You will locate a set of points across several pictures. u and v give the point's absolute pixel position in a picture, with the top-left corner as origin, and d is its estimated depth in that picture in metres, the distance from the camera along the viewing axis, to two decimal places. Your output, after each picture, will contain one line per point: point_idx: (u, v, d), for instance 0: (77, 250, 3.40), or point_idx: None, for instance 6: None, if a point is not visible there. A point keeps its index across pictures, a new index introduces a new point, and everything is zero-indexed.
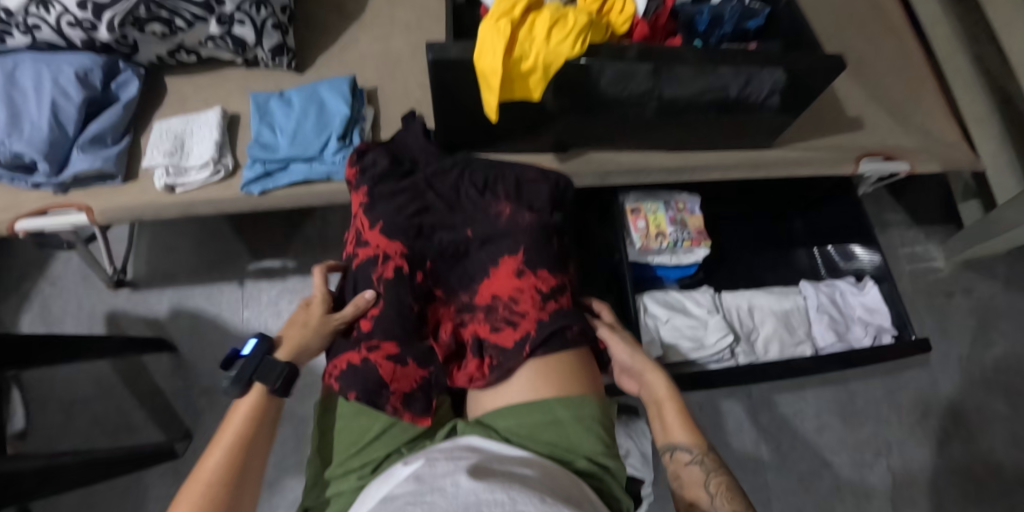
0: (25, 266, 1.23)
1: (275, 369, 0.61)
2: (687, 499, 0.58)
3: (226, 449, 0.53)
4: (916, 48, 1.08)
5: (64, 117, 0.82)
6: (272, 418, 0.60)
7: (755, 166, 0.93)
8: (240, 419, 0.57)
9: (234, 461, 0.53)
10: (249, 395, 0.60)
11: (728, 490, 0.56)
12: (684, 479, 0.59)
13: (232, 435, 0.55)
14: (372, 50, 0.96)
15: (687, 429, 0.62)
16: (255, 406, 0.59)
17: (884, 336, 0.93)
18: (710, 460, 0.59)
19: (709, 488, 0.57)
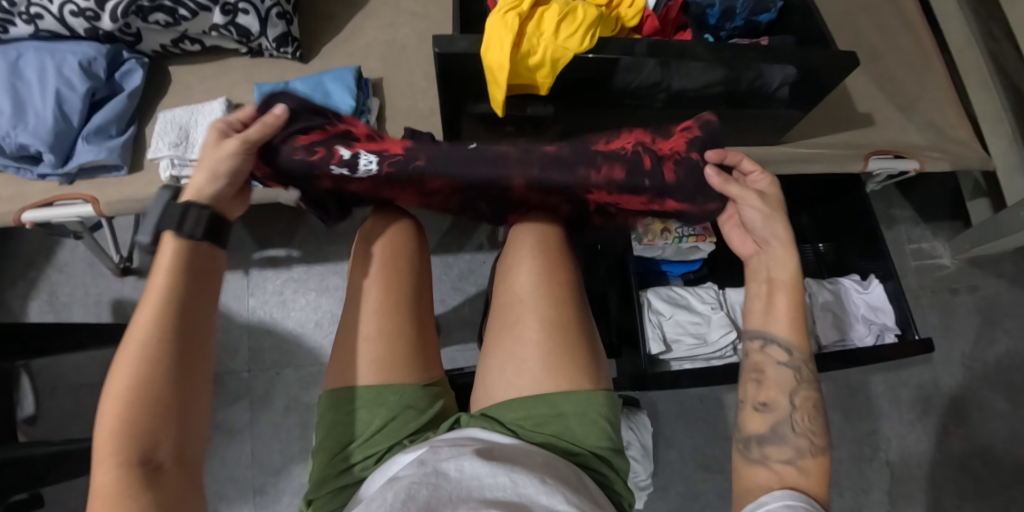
0: (33, 253, 1.23)
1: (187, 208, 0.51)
2: (761, 396, 0.57)
3: (158, 330, 0.44)
4: (930, 43, 1.07)
5: (69, 108, 0.81)
6: (202, 270, 0.50)
7: (764, 162, 0.92)
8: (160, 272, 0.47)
9: (168, 339, 0.44)
10: (164, 248, 0.49)
11: (811, 413, 0.55)
12: (768, 375, 0.57)
13: (160, 303, 0.46)
14: (377, 40, 0.95)
15: (794, 328, 0.58)
16: (178, 265, 0.48)
17: (887, 335, 0.94)
18: (807, 379, 0.57)
19: (792, 400, 0.56)
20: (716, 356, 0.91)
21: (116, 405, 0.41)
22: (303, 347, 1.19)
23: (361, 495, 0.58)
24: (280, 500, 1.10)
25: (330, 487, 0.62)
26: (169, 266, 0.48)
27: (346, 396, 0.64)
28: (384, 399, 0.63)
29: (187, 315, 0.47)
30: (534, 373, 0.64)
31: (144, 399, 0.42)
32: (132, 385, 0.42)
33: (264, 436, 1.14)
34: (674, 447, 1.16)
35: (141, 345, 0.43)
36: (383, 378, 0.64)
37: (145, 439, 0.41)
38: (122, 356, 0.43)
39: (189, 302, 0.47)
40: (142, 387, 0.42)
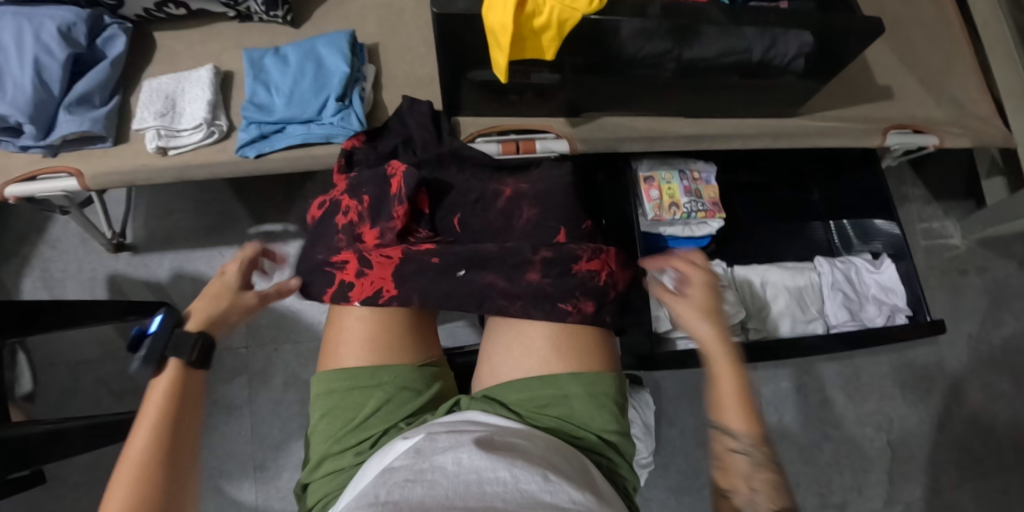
0: (24, 228, 1.20)
1: (187, 341, 0.53)
2: (724, 484, 0.50)
3: (153, 444, 0.45)
4: (954, 13, 1.02)
5: (49, 76, 0.77)
6: (196, 388, 0.52)
7: (778, 135, 0.88)
8: (159, 391, 0.50)
9: (164, 446, 0.45)
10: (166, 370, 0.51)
11: (774, 487, 0.48)
12: (726, 463, 0.50)
13: (154, 421, 0.47)
14: (372, 3, 0.89)
15: (745, 412, 0.51)
16: (178, 383, 0.51)
17: (898, 316, 0.91)
18: (765, 455, 0.50)
19: (751, 484, 0.48)
20: None
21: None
22: (300, 324, 1.17)
23: (357, 481, 0.55)
24: (280, 477, 1.10)
25: (326, 468, 0.60)
26: (165, 389, 0.50)
27: (339, 378, 0.62)
28: (376, 379, 0.61)
29: (181, 428, 0.47)
30: (539, 345, 0.64)
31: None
32: (139, 471, 0.43)
33: (262, 414, 1.12)
34: (676, 426, 1.15)
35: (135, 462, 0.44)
36: (375, 359, 0.63)
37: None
38: (124, 461, 0.44)
39: (183, 419, 0.49)
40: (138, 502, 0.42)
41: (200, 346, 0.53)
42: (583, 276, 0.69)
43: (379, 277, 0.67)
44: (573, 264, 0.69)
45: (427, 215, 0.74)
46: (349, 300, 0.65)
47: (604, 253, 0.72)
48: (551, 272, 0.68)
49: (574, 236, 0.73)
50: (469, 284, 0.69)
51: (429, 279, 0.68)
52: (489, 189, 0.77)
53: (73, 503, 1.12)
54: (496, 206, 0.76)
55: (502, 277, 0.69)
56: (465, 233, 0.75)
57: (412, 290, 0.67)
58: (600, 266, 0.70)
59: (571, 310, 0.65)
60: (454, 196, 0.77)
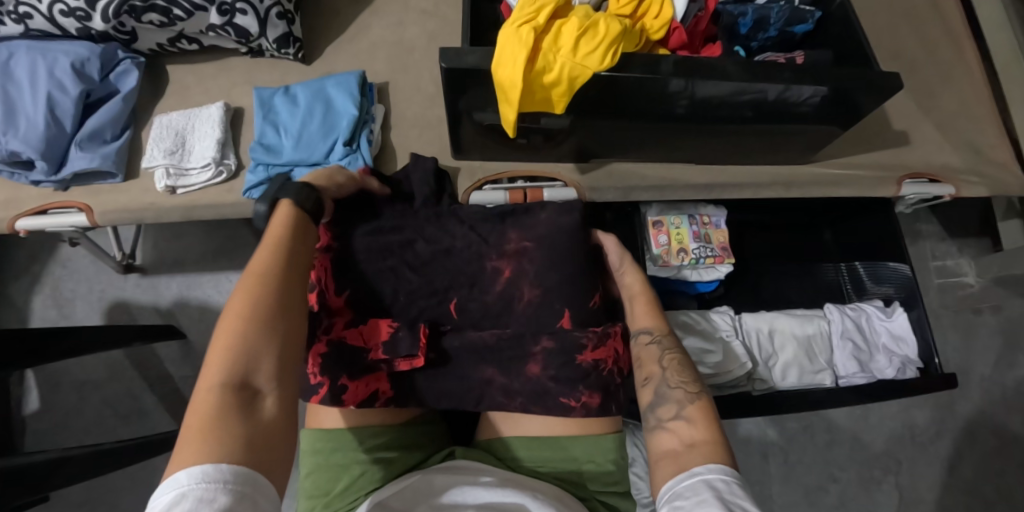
0: (36, 248, 1.22)
1: (300, 191, 0.61)
2: (644, 372, 0.60)
3: (273, 267, 0.53)
4: (973, 54, 1.00)
5: (61, 112, 0.78)
6: (306, 232, 0.59)
7: (789, 184, 0.87)
8: (280, 223, 0.57)
9: (277, 271, 0.52)
10: (279, 210, 0.59)
11: (679, 365, 0.59)
12: (642, 356, 0.61)
13: (273, 252, 0.54)
14: (383, 40, 0.89)
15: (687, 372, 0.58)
16: (292, 223, 0.58)
17: (908, 369, 0.89)
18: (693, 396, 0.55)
19: (662, 364, 0.59)
20: (728, 386, 0.87)
21: (232, 316, 0.48)
22: None
23: None
24: (280, 504, 1.10)
25: None
26: (285, 223, 0.57)
27: (324, 439, 0.62)
28: (360, 442, 0.62)
29: (293, 264, 0.54)
30: (537, 421, 0.65)
31: (254, 319, 0.48)
32: (255, 287, 0.50)
33: None
34: None
35: (255, 276, 0.51)
36: (357, 420, 0.64)
37: (244, 368, 0.46)
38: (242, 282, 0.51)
39: (293, 255, 0.55)
40: (255, 306, 0.49)
41: (310, 199, 0.61)
42: (589, 366, 0.64)
43: (374, 378, 0.64)
44: (575, 355, 0.64)
45: (420, 303, 0.70)
46: (344, 403, 0.62)
47: (613, 338, 0.66)
48: (552, 364, 0.65)
49: (581, 319, 0.68)
50: (466, 380, 0.67)
51: (425, 375, 0.67)
52: (487, 269, 0.71)
53: None
54: (495, 288, 0.71)
55: (499, 372, 0.66)
56: (463, 319, 0.71)
57: (406, 390, 0.66)
58: (608, 354, 0.65)
59: (575, 405, 0.63)
60: (450, 279, 0.71)
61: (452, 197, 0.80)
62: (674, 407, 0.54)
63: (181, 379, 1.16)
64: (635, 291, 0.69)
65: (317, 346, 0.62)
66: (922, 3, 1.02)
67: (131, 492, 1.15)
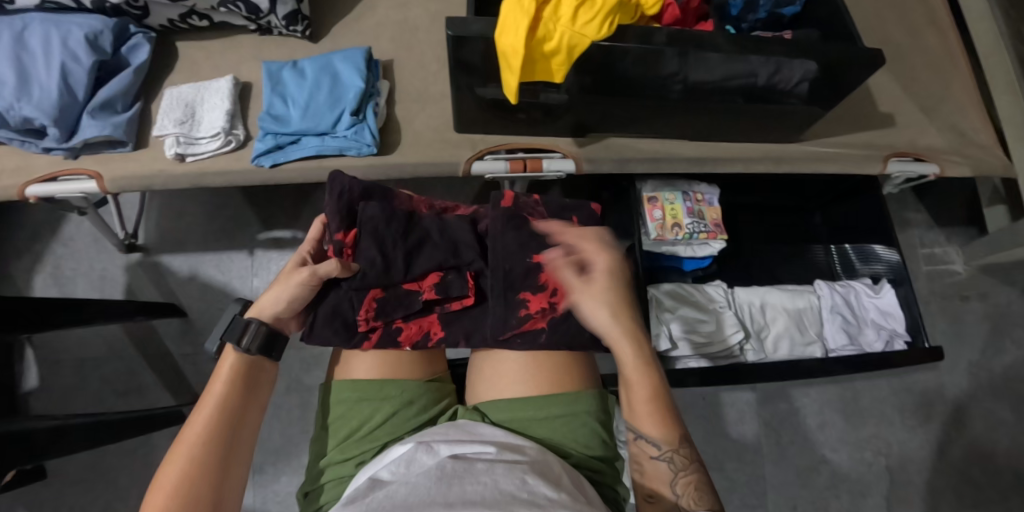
0: (39, 227, 1.23)
1: (239, 327, 0.62)
2: (647, 489, 0.58)
3: (208, 431, 0.56)
4: (957, 44, 1.04)
5: (74, 81, 0.81)
6: (254, 376, 0.63)
7: (780, 160, 0.89)
8: (223, 380, 0.60)
9: (218, 433, 0.56)
10: (225, 361, 0.62)
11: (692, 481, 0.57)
12: (647, 469, 0.58)
13: (214, 408, 0.58)
14: (388, 19, 0.91)
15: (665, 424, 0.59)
16: (236, 374, 0.61)
17: (896, 342, 0.93)
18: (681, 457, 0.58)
19: (675, 487, 0.57)
20: (721, 356, 0.88)
21: (164, 485, 0.52)
22: None
23: (352, 485, 0.59)
24: (278, 482, 1.10)
25: (332, 476, 0.64)
26: (225, 377, 0.61)
27: (350, 389, 0.66)
28: (385, 392, 0.66)
29: (233, 420, 0.58)
30: (516, 379, 0.66)
31: (182, 492, 0.51)
32: (189, 454, 0.54)
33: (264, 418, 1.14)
34: None
35: (190, 440, 0.55)
36: (382, 372, 0.67)
37: None
38: (178, 445, 0.55)
39: (236, 411, 0.59)
40: (184, 483, 0.52)
41: (253, 334, 0.62)
42: None
43: (428, 321, 0.70)
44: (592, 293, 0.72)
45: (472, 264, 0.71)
46: (401, 346, 0.68)
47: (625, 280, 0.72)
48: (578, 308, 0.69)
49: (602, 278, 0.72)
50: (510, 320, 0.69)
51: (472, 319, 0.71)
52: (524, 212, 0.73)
53: (72, 499, 1.13)
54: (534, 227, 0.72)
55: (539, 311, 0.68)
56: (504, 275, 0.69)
57: (457, 331, 0.70)
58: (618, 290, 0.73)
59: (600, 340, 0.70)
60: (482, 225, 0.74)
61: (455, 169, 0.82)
62: (654, 447, 0.59)
63: (181, 357, 1.16)
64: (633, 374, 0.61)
65: (373, 290, 0.68)
66: None
67: (129, 470, 1.15)
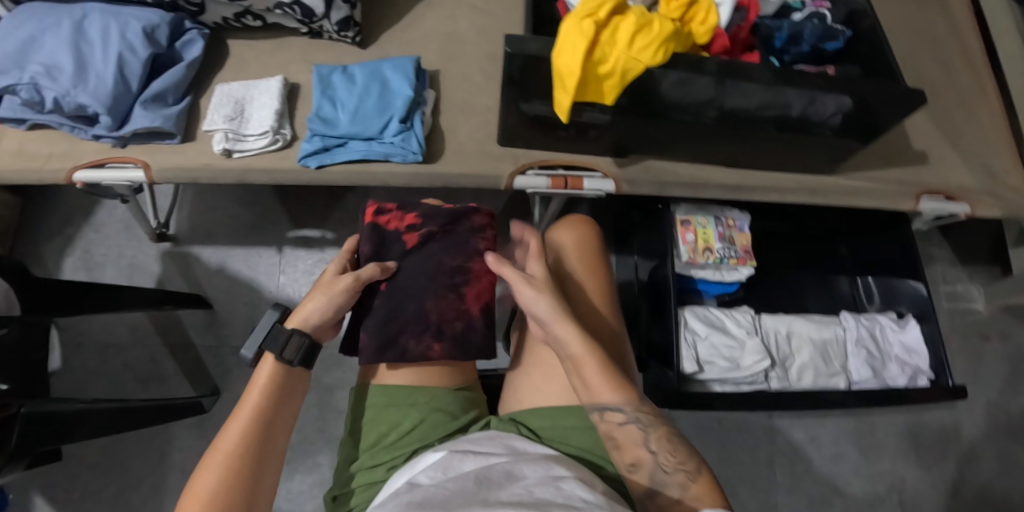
0: (72, 211, 1.25)
1: (280, 339, 0.63)
2: (628, 458, 0.59)
3: (242, 439, 0.56)
4: (992, 86, 1.05)
5: (129, 72, 0.83)
6: (289, 384, 0.63)
7: (815, 191, 0.90)
8: (260, 387, 0.61)
9: (253, 441, 0.56)
10: (263, 368, 0.62)
11: (665, 439, 0.60)
12: (619, 439, 0.60)
13: (250, 415, 0.58)
14: (436, 30, 0.93)
15: (621, 389, 0.61)
16: (273, 383, 0.61)
17: (919, 378, 0.93)
18: (645, 414, 0.60)
19: (651, 448, 0.59)
20: (746, 382, 0.88)
21: (200, 492, 0.52)
22: None
23: (386, 488, 0.60)
24: (292, 479, 1.11)
25: (364, 479, 0.65)
26: (263, 384, 0.61)
27: (379, 395, 0.67)
28: (412, 399, 0.67)
29: (269, 430, 0.58)
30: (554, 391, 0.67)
31: (217, 499, 0.52)
32: (225, 462, 0.54)
33: None
34: None
35: (225, 448, 0.55)
36: (416, 380, 0.68)
37: None
38: (214, 451, 0.55)
39: (271, 419, 0.59)
40: (218, 491, 0.52)
41: (296, 346, 0.63)
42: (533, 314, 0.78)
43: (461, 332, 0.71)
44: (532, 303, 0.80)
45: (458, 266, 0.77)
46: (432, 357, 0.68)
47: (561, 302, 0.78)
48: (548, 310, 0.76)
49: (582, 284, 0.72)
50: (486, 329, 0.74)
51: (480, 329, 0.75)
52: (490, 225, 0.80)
53: (85, 483, 1.13)
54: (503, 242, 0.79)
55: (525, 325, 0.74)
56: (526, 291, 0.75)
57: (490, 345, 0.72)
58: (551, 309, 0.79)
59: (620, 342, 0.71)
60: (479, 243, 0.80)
61: (495, 181, 0.84)
62: (618, 412, 0.60)
63: (203, 348, 1.17)
64: (579, 353, 0.61)
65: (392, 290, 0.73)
66: (946, 34, 1.07)
67: (144, 457, 1.16)
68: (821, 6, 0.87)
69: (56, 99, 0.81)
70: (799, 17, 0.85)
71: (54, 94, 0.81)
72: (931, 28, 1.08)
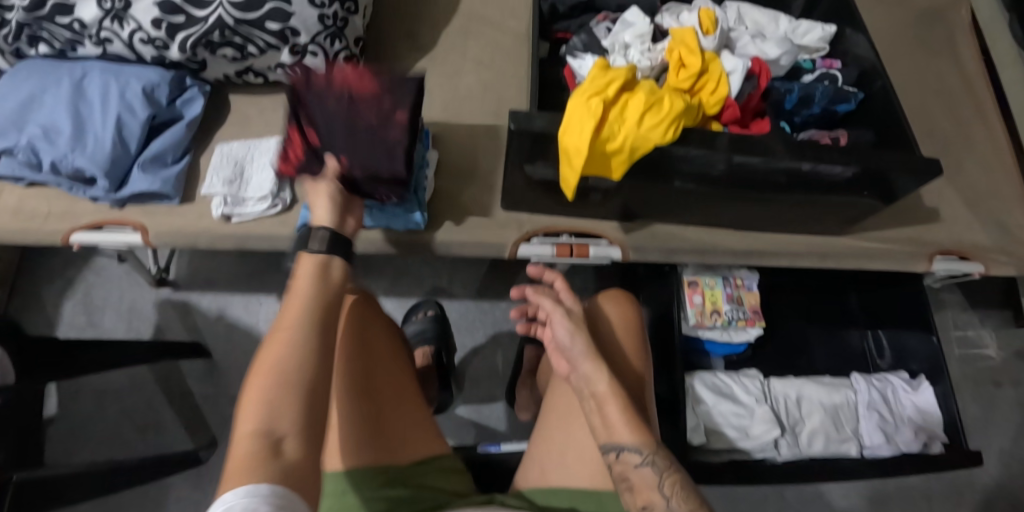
0: (72, 254, 1.23)
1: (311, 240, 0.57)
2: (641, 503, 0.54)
3: (298, 334, 0.49)
4: (1006, 138, 1.03)
5: (127, 133, 0.81)
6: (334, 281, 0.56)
7: (826, 255, 0.88)
8: (309, 278, 0.54)
9: (312, 335, 0.50)
10: (304, 264, 0.56)
11: (680, 484, 0.53)
12: (634, 483, 0.54)
13: (305, 308, 0.51)
14: (440, 86, 0.92)
15: (637, 429, 0.56)
16: (317, 275, 0.55)
17: (934, 442, 0.90)
18: (664, 459, 0.55)
19: (665, 491, 0.53)
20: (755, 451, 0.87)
21: (254, 395, 0.45)
22: None
23: None
24: None
25: None
26: (310, 277, 0.54)
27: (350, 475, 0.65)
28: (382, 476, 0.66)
29: (325, 331, 0.51)
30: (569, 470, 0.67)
31: (275, 397, 0.45)
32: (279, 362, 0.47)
33: None
34: None
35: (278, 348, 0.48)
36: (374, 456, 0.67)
37: (276, 422, 0.44)
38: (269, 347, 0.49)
39: (325, 317, 0.52)
40: (278, 378, 0.46)
41: (321, 239, 0.57)
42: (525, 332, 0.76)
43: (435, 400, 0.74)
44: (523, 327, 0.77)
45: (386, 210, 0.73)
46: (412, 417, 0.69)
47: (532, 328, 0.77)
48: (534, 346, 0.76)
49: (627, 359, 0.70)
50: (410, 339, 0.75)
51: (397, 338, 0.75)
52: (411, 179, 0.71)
53: None
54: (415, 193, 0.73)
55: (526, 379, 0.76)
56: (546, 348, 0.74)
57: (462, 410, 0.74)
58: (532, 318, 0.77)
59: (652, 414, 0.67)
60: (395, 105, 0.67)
61: (498, 248, 0.82)
62: (635, 454, 0.55)
63: (201, 396, 1.16)
64: (605, 391, 0.59)
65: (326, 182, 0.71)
66: (958, 85, 1.06)
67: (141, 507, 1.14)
68: (833, 65, 0.87)
69: (53, 162, 0.80)
70: (811, 77, 0.86)
71: (52, 158, 0.79)
72: (943, 78, 1.07)
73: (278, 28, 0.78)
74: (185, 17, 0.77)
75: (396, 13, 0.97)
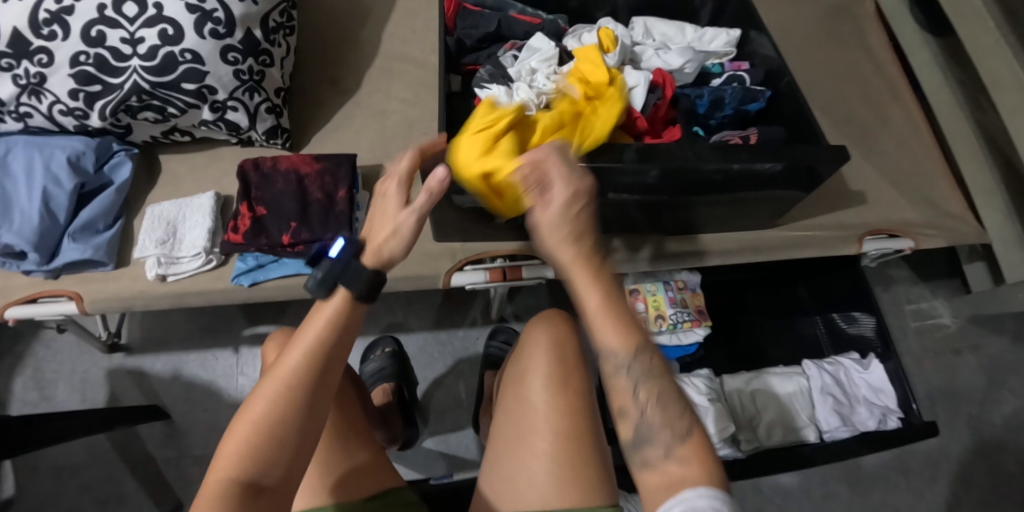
0: (21, 329, 1.21)
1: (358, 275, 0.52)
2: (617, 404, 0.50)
3: (296, 374, 0.49)
4: (920, 117, 1.08)
5: (55, 205, 0.80)
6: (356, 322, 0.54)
7: (758, 249, 0.90)
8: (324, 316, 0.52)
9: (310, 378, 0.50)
10: (325, 301, 0.53)
11: (657, 394, 0.48)
12: (618, 399, 0.49)
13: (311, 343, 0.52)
14: (367, 127, 0.94)
15: (624, 333, 0.49)
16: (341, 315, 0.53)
17: (890, 419, 0.92)
18: (651, 364, 0.49)
19: (638, 400, 0.49)
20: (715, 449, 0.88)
21: (248, 425, 0.48)
22: None
23: None
24: None
25: None
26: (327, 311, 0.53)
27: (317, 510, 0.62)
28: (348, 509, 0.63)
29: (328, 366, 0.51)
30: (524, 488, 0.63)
31: (256, 440, 0.47)
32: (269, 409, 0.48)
33: None
34: None
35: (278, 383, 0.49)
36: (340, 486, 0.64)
37: (257, 471, 0.47)
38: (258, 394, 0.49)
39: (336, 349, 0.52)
40: (269, 424, 0.48)
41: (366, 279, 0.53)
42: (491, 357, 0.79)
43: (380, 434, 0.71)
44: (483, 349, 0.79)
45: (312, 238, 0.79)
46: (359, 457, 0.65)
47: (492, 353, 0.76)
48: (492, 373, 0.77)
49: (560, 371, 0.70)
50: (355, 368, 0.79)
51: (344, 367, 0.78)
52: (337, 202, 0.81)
53: None
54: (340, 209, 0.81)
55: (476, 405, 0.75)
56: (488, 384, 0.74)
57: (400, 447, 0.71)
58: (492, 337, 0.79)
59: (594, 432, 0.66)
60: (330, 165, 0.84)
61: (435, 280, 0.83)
62: (619, 361, 0.48)
63: (164, 460, 1.13)
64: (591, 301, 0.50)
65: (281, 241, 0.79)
66: (868, 71, 1.11)
67: None
68: (740, 67, 0.91)
69: None
70: (719, 81, 0.90)
71: None
72: (853, 66, 1.12)
73: (195, 88, 0.79)
74: (101, 86, 0.78)
75: (319, 60, 0.99)
